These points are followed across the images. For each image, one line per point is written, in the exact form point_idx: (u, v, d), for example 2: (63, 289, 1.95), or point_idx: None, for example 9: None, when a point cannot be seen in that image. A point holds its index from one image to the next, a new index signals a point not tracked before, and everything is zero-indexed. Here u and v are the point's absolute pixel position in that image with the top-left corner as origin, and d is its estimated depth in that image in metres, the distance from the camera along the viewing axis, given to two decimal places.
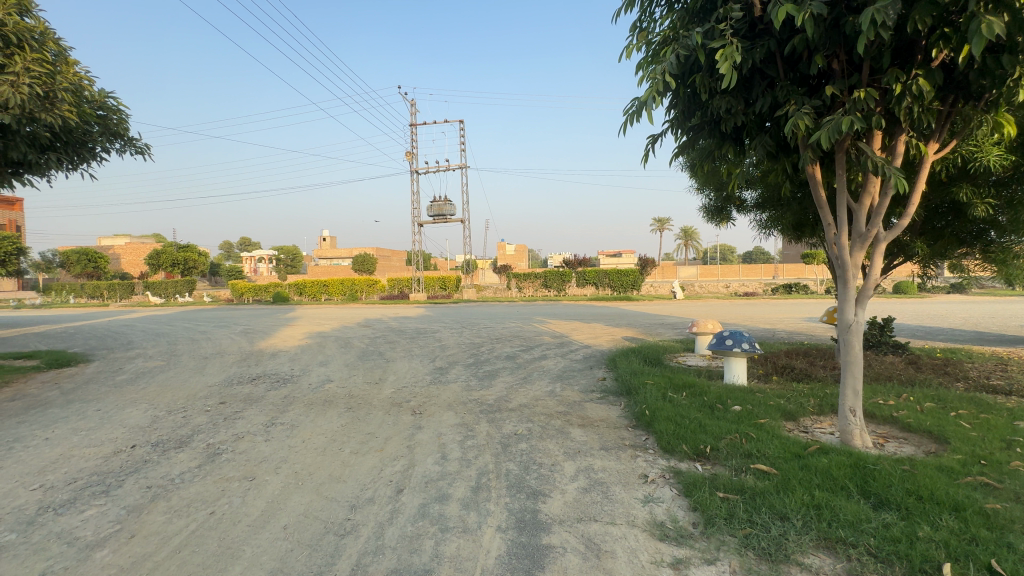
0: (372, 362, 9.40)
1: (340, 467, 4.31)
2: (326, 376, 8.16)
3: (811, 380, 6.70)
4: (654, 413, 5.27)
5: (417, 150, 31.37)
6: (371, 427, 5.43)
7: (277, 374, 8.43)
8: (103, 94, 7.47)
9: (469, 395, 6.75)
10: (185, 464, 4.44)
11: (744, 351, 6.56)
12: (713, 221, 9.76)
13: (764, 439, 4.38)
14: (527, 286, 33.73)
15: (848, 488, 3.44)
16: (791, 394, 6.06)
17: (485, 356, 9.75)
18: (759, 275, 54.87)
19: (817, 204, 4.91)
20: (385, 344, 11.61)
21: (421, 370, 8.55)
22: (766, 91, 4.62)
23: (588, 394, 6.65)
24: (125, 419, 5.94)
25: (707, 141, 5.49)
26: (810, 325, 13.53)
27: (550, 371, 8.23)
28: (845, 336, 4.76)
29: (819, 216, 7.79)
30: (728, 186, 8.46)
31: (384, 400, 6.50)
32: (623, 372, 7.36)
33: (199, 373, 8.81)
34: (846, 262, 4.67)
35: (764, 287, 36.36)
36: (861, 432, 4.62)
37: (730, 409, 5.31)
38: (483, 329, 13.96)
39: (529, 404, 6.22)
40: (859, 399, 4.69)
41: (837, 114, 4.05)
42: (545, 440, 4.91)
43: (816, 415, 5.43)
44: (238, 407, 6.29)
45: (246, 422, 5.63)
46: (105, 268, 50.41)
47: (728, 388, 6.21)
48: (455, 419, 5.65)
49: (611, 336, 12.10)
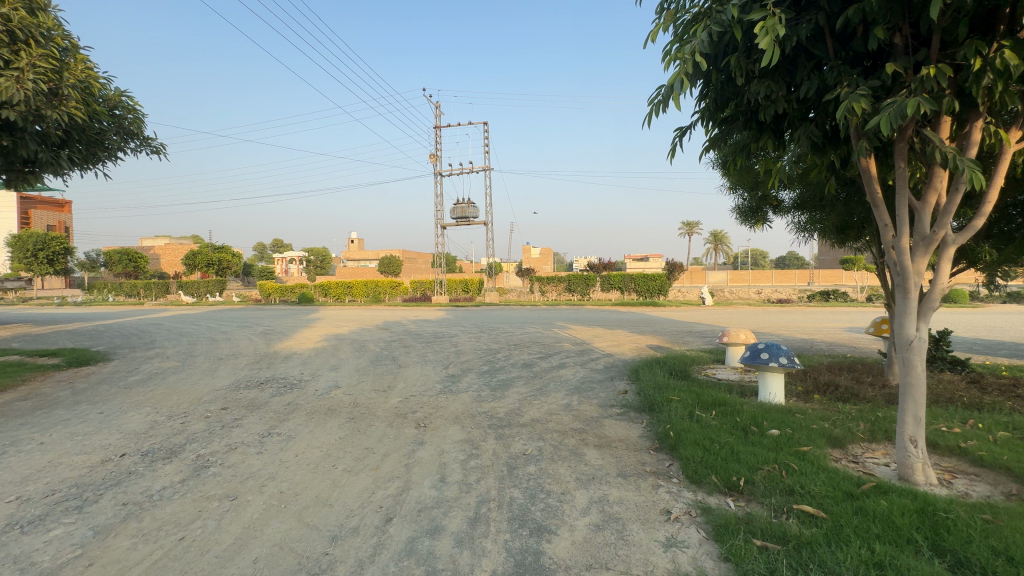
0: (384, 367, 9.09)
1: (328, 488, 3.95)
2: (335, 382, 7.88)
3: (858, 400, 6.01)
4: (680, 434, 4.74)
5: (442, 153, 30.74)
6: (369, 441, 5.06)
7: (286, 378, 8.20)
8: (117, 93, 7.57)
9: (480, 406, 6.33)
10: (168, 479, 4.16)
11: (781, 365, 5.91)
12: (747, 223, 9.05)
13: (808, 473, 3.80)
14: (550, 290, 33.21)
15: (915, 542, 2.86)
16: (837, 416, 5.40)
17: (501, 364, 9.33)
18: (793, 280, 52.84)
19: (872, 203, 4.30)
20: (400, 349, 11.32)
21: (432, 377, 8.19)
22: (812, 73, 4.08)
23: (607, 409, 6.14)
24: (124, 424, 5.76)
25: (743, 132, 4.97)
26: (852, 335, 12.57)
27: (568, 382, 7.73)
28: (904, 353, 4.15)
29: (868, 217, 7.08)
30: (764, 185, 7.82)
31: (388, 411, 6.14)
32: (646, 385, 6.79)
33: (209, 375, 8.68)
34: (906, 271, 4.08)
35: (799, 293, 34.96)
36: (924, 466, 4.02)
37: (767, 433, 4.72)
38: (502, 334, 13.52)
39: (542, 420, 5.74)
40: (921, 427, 4.08)
41: (901, 95, 3.47)
42: (556, 463, 4.43)
43: (867, 442, 4.80)
44: (239, 414, 6.04)
45: (243, 432, 5.37)
46: (144, 267, 52.43)
47: (764, 408, 5.60)
48: (461, 434, 5.23)
49: (635, 344, 11.48)
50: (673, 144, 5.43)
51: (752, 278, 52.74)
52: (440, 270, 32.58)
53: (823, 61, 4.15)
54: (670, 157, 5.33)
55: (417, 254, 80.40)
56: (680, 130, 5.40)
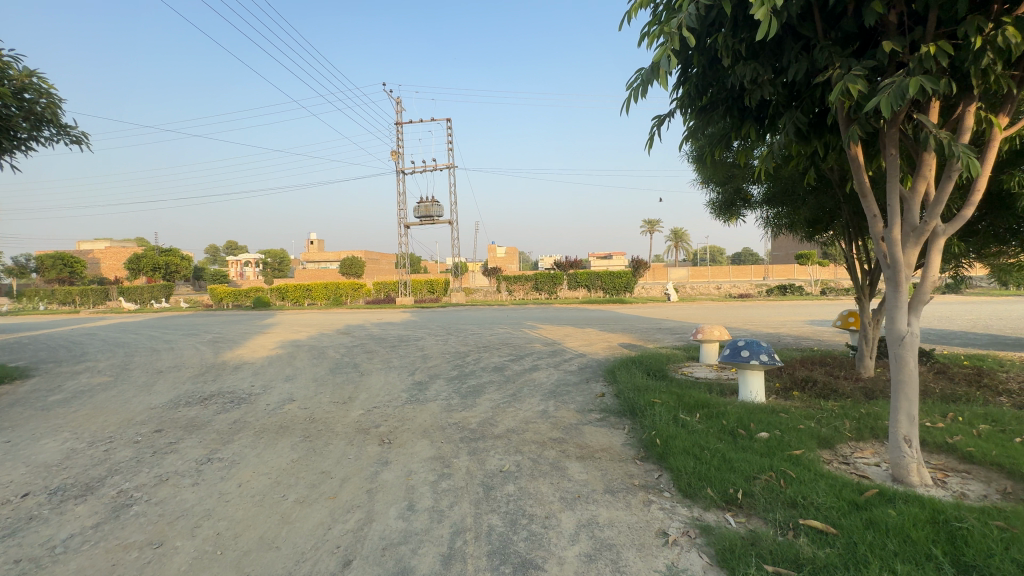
0: (344, 376, 8.42)
1: (276, 525, 3.39)
2: (289, 394, 7.18)
3: (838, 396, 5.89)
4: (668, 442, 4.43)
5: (403, 150, 29.63)
6: (326, 463, 4.49)
7: (233, 392, 7.41)
8: (25, 74, 6.63)
9: (450, 417, 5.84)
10: (79, 524, 3.47)
11: (763, 363, 5.72)
12: (720, 218, 8.88)
13: (806, 481, 3.55)
14: (517, 289, 32.87)
15: (936, 558, 2.61)
16: (821, 413, 5.24)
17: (471, 368, 8.84)
18: (750, 276, 54.73)
19: (861, 192, 4.11)
20: (362, 355, 10.63)
21: (398, 385, 7.62)
22: (800, 55, 3.86)
23: (586, 415, 5.78)
24: (33, 454, 4.94)
25: (724, 120, 4.75)
26: (815, 329, 12.81)
27: (542, 386, 7.34)
28: (896, 349, 3.98)
29: (841, 210, 7.01)
30: (738, 178, 7.67)
31: (348, 426, 5.56)
32: (625, 387, 6.48)
33: (145, 391, 7.78)
34: (897, 263, 3.90)
35: (757, 287, 36.27)
36: (919, 466, 3.85)
37: (756, 437, 4.47)
38: (471, 336, 13.00)
39: (518, 430, 5.32)
40: (915, 426, 3.91)
41: (899, 75, 3.24)
42: (537, 480, 4.02)
43: (855, 441, 4.63)
44: (175, 437, 5.31)
45: (178, 459, 4.68)
46: (82, 273, 48.63)
47: (747, 408, 5.38)
48: (430, 451, 4.74)
49: (607, 343, 11.23)
50: (651, 133, 5.18)
51: (712, 274, 54.24)
52: (404, 271, 31.59)
53: (810, 42, 3.93)
54: (647, 146, 5.10)
55: (380, 255, 78.47)
56: (658, 118, 5.15)
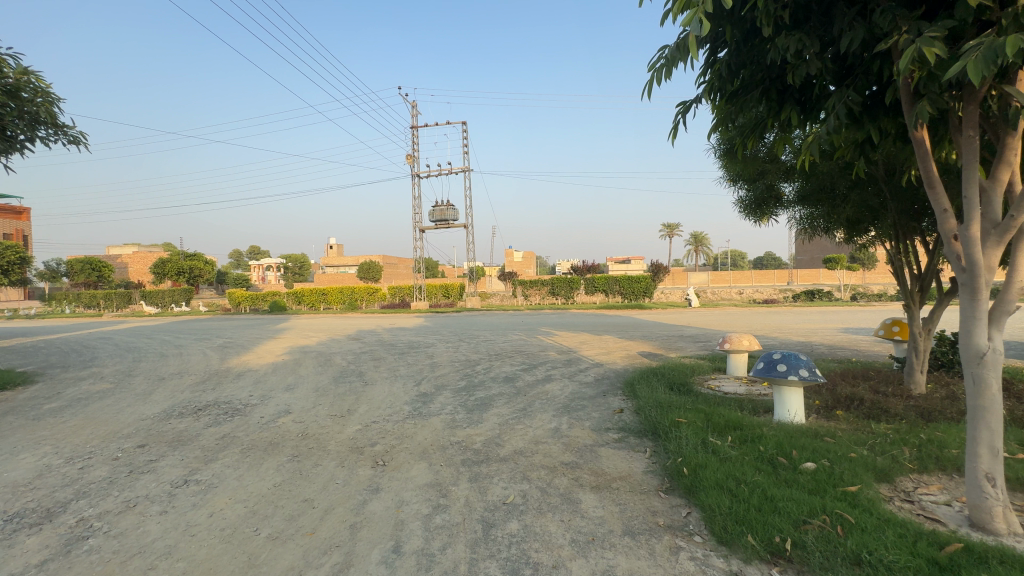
0: (347, 386, 7.99)
1: (239, 570, 2.92)
2: (286, 405, 6.78)
3: (890, 417, 5.20)
4: (697, 472, 3.85)
5: (417, 154, 29.33)
6: (311, 489, 4.04)
7: (229, 402, 7.03)
8: (22, 72, 6.45)
9: (452, 435, 5.33)
10: (22, 561, 3.07)
11: (802, 379, 5.08)
12: (751, 218, 8.15)
13: (870, 529, 2.94)
14: (533, 294, 32.29)
15: None
16: (873, 438, 4.57)
17: (480, 378, 8.31)
18: (774, 281, 53.10)
19: (927, 183, 3.50)
20: (368, 362, 10.23)
21: (401, 397, 7.16)
22: (855, 21, 3.29)
23: (602, 435, 5.20)
24: (6, 471, 4.61)
25: (761, 103, 4.22)
26: (851, 337, 11.94)
27: (555, 399, 6.77)
28: (972, 368, 3.35)
29: (889, 207, 6.31)
30: (771, 173, 7.05)
31: (342, 444, 5.10)
32: (646, 403, 5.88)
33: (141, 400, 7.47)
34: (975, 266, 3.26)
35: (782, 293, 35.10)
36: (1005, 510, 3.22)
37: (800, 468, 3.86)
38: (483, 343, 12.47)
39: (527, 451, 4.79)
40: (999, 461, 3.27)
41: (986, 36, 2.66)
42: (544, 516, 3.49)
43: (917, 474, 3.98)
44: (156, 454, 4.93)
45: (154, 480, 4.28)
46: (109, 277, 49.80)
47: (785, 431, 4.74)
48: (427, 476, 4.25)
49: (626, 351, 10.60)
50: (675, 121, 4.70)
51: (733, 278, 52.95)
52: (420, 274, 31.30)
53: (867, 6, 3.36)
54: (671, 136, 4.65)
55: (398, 260, 78.85)
56: (683, 104, 4.67)
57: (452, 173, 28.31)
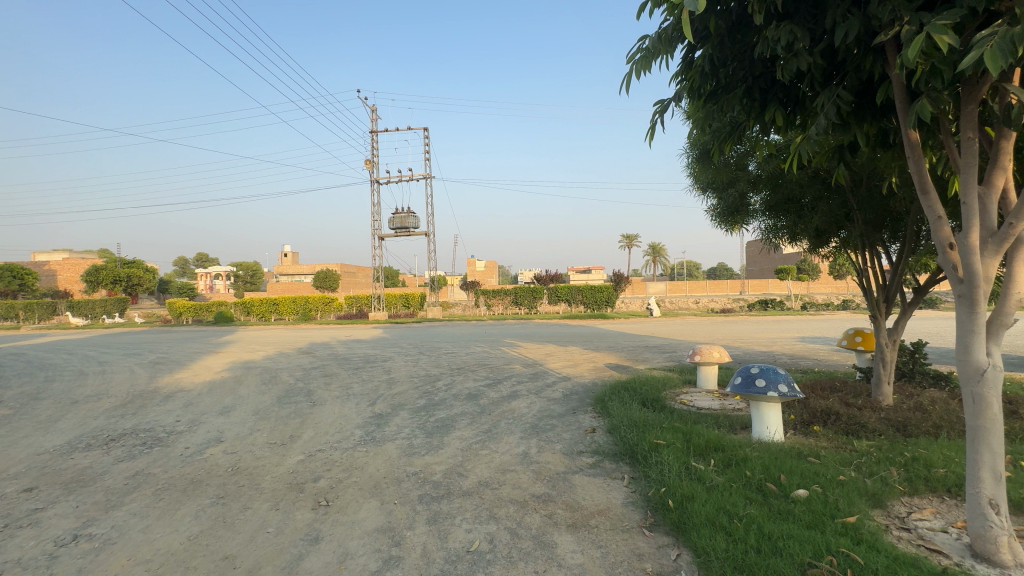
0: (292, 407, 7.19)
1: None
2: (218, 433, 5.94)
3: (869, 433, 5.03)
4: (684, 505, 3.46)
5: (376, 160, 28.31)
6: (235, 542, 3.36)
7: (150, 430, 6.10)
8: None
9: (408, 465, 4.73)
10: None
11: (782, 395, 4.82)
12: (724, 227, 7.99)
13: (882, 573, 2.62)
14: (496, 303, 31.79)
15: None
16: (858, 458, 4.34)
17: (441, 396, 7.70)
18: (727, 290, 55.02)
19: (921, 188, 3.29)
20: (319, 379, 9.38)
21: (352, 419, 6.47)
22: (849, 12, 3.04)
23: (575, 460, 4.75)
24: None
25: (742, 103, 3.97)
26: (810, 347, 12.11)
27: (523, 418, 6.27)
28: (971, 386, 3.10)
29: (860, 216, 6.23)
30: (743, 182, 6.90)
31: (280, 480, 4.41)
32: (621, 422, 5.48)
33: (43, 430, 6.40)
34: (975, 274, 3.05)
35: (737, 303, 36.26)
36: (1009, 539, 2.98)
37: (792, 496, 3.54)
38: (444, 357, 11.81)
39: (493, 483, 4.27)
40: (1001, 486, 3.04)
41: (1000, 25, 2.43)
42: (515, 568, 2.98)
43: (909, 498, 3.74)
44: (44, 501, 4.06)
45: (32, 538, 3.45)
46: (33, 286, 45.57)
47: (769, 451, 4.45)
48: (379, 518, 3.64)
49: (593, 364, 10.24)
50: (653, 120, 4.42)
51: (689, 289, 54.67)
52: (379, 283, 30.16)
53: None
54: (649, 136, 4.36)
55: (357, 269, 76.66)
56: (661, 103, 4.39)
57: (413, 180, 27.47)
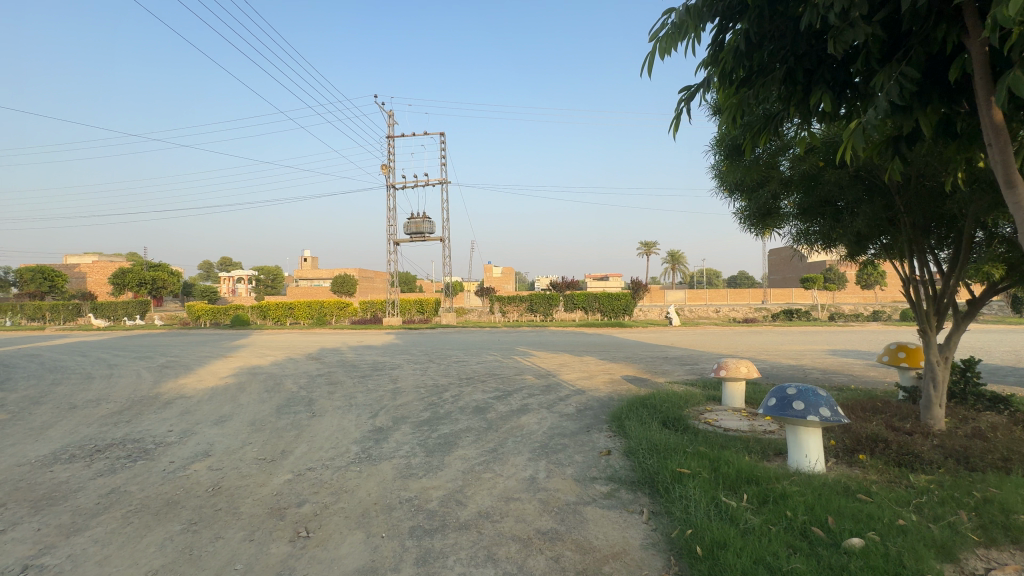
0: (290, 418, 6.83)
1: None
2: (207, 445, 5.60)
3: (926, 466, 4.39)
4: (715, 554, 2.93)
5: (392, 165, 28.15)
6: None
7: (139, 441, 5.79)
8: None
9: (403, 490, 4.28)
10: None
11: (824, 420, 4.23)
12: (753, 231, 7.39)
13: None
14: (511, 310, 31.29)
15: None
16: (916, 497, 3.73)
17: (447, 409, 7.26)
18: (750, 300, 53.44)
19: (1004, 180, 2.74)
20: (323, 387, 9.04)
21: (350, 433, 6.07)
22: None
23: (587, 488, 4.23)
24: None
25: (782, 88, 3.49)
26: (844, 362, 11.30)
27: (532, 437, 5.78)
28: None
29: (908, 219, 5.60)
30: (776, 182, 6.33)
31: (261, 504, 4.01)
32: (640, 445, 4.94)
33: (32, 437, 6.15)
34: None
35: (760, 312, 35.00)
36: None
37: (845, 546, 2.99)
38: (454, 366, 11.36)
39: (495, 514, 3.79)
40: None
41: None
42: None
43: (986, 551, 3.13)
44: (6, 521, 3.74)
45: None
46: (62, 287, 46.86)
47: (811, 485, 3.88)
48: (361, 556, 3.20)
49: (610, 376, 9.65)
50: (678, 109, 3.98)
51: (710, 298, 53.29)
52: (393, 289, 29.97)
53: None
54: (673, 127, 3.93)
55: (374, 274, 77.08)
56: (686, 90, 3.94)
57: (429, 185, 27.15)
